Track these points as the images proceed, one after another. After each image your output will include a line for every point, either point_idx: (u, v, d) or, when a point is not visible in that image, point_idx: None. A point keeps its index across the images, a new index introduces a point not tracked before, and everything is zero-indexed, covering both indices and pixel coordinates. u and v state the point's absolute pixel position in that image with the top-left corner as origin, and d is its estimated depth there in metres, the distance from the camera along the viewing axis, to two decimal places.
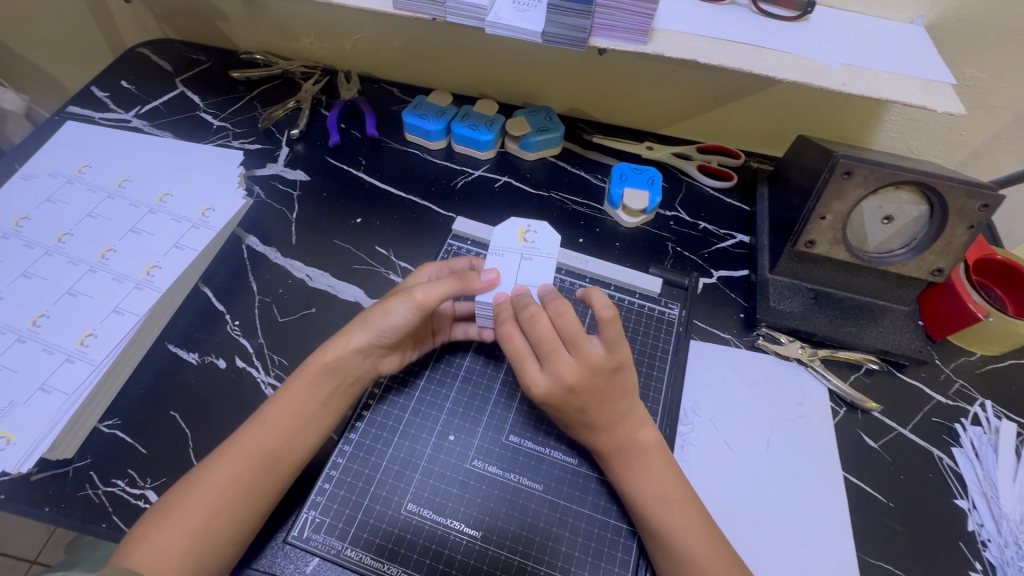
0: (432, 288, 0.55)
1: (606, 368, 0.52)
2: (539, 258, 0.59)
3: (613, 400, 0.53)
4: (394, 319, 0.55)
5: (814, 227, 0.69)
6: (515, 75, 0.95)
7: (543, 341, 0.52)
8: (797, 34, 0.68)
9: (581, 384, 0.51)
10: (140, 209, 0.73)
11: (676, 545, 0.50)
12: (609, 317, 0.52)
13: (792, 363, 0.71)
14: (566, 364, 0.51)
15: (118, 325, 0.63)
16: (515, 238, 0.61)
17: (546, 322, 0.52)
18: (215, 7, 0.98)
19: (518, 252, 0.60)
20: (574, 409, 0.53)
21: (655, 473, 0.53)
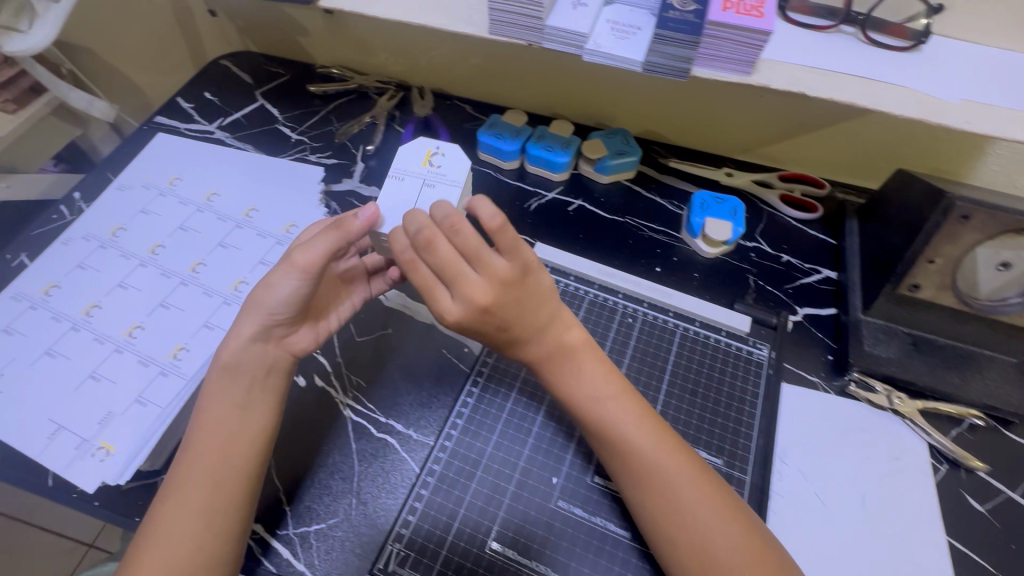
0: (308, 249, 0.55)
1: (514, 275, 0.50)
2: (442, 184, 0.58)
3: (532, 309, 0.51)
4: (280, 291, 0.56)
5: (920, 270, 0.65)
6: (591, 96, 0.93)
7: (452, 265, 0.49)
8: (911, 66, 0.64)
9: (498, 303, 0.49)
10: (227, 223, 0.74)
11: (641, 466, 0.51)
12: (500, 226, 0.47)
13: (887, 413, 0.67)
14: (474, 285, 0.49)
15: (208, 340, 0.64)
16: (419, 160, 0.60)
17: (446, 244, 0.49)
18: (297, 23, 1.00)
19: (421, 177, 0.59)
20: (496, 328, 0.51)
21: (596, 380, 0.54)
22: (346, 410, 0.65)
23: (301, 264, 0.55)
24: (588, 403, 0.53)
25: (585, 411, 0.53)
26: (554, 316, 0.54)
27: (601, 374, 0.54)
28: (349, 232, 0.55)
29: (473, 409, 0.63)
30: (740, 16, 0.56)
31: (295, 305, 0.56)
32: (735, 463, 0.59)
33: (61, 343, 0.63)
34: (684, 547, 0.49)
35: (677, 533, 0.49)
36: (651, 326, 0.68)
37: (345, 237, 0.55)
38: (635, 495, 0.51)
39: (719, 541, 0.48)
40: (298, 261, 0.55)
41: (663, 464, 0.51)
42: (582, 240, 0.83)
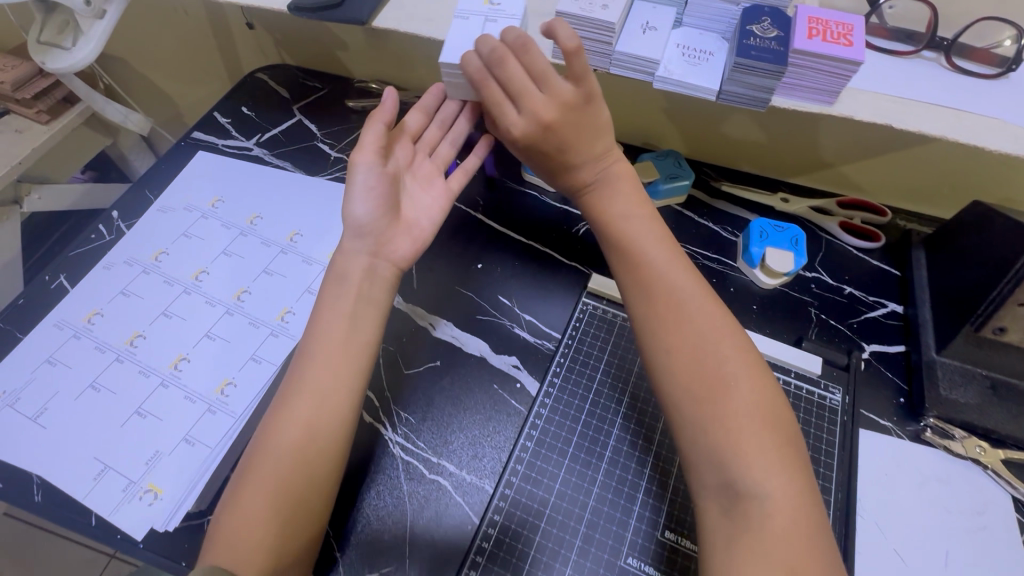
0: (369, 134, 0.61)
1: (579, 102, 0.57)
2: (503, 17, 0.58)
3: (591, 136, 0.60)
4: (355, 179, 0.60)
5: (1008, 313, 0.61)
6: (639, 115, 0.90)
7: (520, 76, 0.56)
8: (1003, 96, 0.60)
9: (557, 121, 0.58)
10: (271, 248, 0.72)
11: (670, 301, 0.54)
12: (575, 49, 0.52)
13: (966, 462, 0.63)
14: (542, 106, 0.57)
15: (256, 375, 0.61)
16: (480, 1, 0.61)
17: (516, 64, 0.55)
18: (337, 37, 0.98)
19: (484, 15, 0.59)
20: (554, 148, 0.60)
21: (634, 221, 0.60)
22: (396, 449, 0.63)
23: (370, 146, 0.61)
24: (625, 228, 0.59)
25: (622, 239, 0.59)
26: (607, 150, 0.62)
27: (637, 218, 0.60)
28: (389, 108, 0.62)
29: (532, 454, 0.61)
30: (827, 44, 0.52)
31: (371, 197, 0.60)
32: None
33: (105, 375, 0.61)
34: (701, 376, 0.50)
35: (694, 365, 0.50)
36: None
37: (390, 114, 0.62)
38: (655, 320, 0.54)
39: (736, 382, 0.49)
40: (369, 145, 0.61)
41: (691, 306, 0.53)
42: None
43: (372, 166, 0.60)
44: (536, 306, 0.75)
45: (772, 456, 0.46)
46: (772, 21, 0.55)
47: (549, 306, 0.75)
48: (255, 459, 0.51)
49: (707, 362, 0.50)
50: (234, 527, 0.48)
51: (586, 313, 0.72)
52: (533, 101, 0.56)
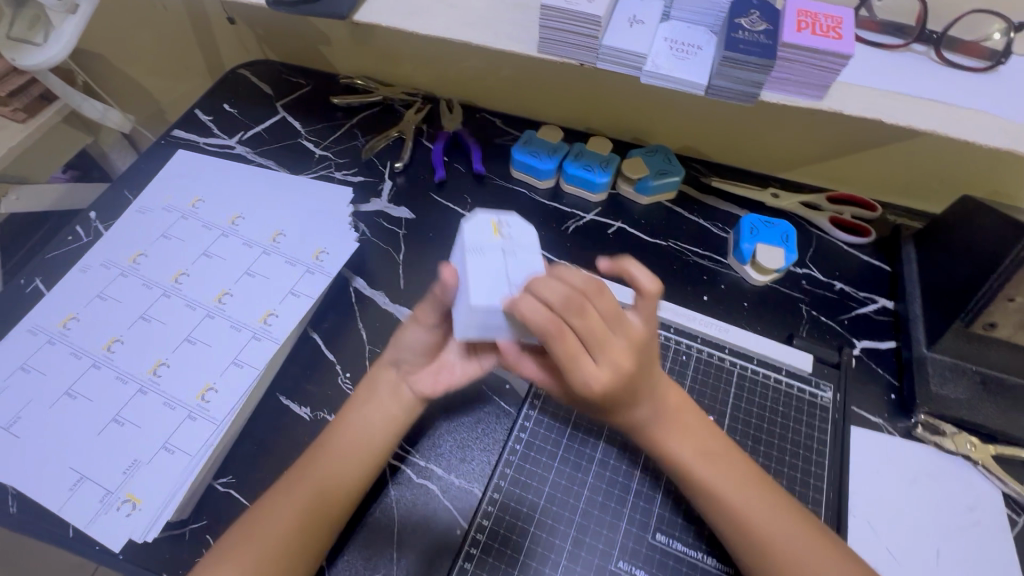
0: (426, 309, 0.56)
1: (643, 339, 0.51)
2: (519, 260, 0.50)
3: (647, 377, 0.52)
4: (409, 337, 0.58)
5: (998, 309, 0.61)
6: (629, 111, 0.89)
7: (592, 294, 0.48)
8: (990, 92, 0.59)
9: (614, 345, 0.49)
10: (254, 249, 0.70)
11: (689, 439, 0.55)
12: (653, 289, 0.50)
13: (956, 458, 0.63)
14: (605, 337, 0.48)
15: (238, 380, 0.60)
16: (487, 233, 0.51)
17: (571, 343, 0.46)
18: (320, 31, 0.96)
19: (499, 246, 0.51)
20: (627, 396, 0.51)
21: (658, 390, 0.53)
22: None
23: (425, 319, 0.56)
24: (640, 405, 0.52)
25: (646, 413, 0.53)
26: (658, 383, 0.55)
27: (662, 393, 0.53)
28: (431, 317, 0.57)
29: (521, 458, 0.60)
30: (817, 38, 0.52)
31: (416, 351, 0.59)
32: None
33: (81, 382, 0.59)
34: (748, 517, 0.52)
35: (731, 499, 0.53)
36: (706, 363, 0.64)
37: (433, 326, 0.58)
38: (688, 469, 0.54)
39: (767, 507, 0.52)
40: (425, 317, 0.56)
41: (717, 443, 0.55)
42: None
43: (432, 333, 0.57)
44: None
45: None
46: (761, 14, 0.54)
47: None
48: (289, 484, 0.55)
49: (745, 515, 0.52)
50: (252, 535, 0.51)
51: None
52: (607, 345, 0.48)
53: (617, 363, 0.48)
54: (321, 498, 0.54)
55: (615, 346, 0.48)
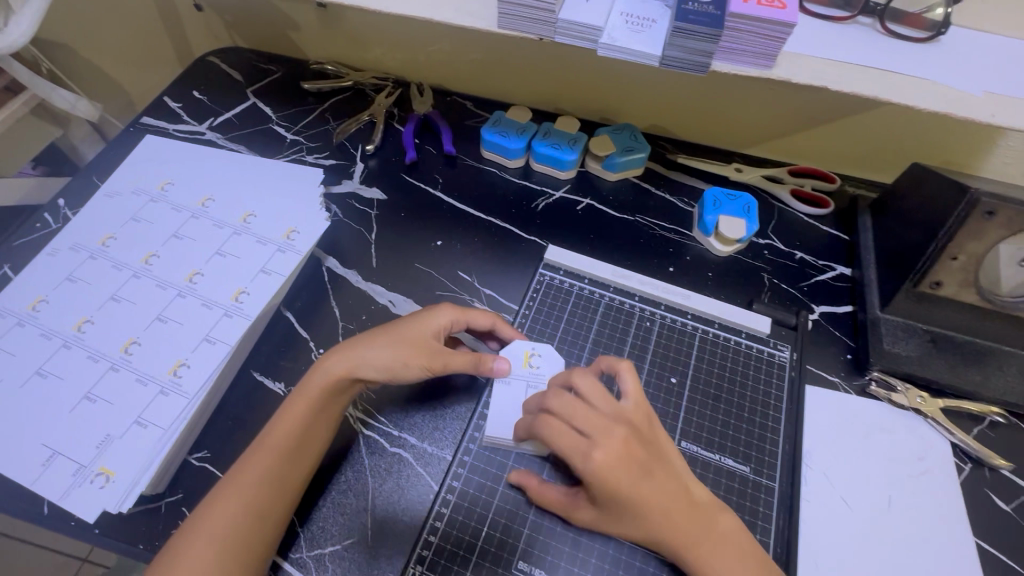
0: (451, 361, 0.60)
1: (644, 432, 0.50)
2: (547, 386, 0.61)
3: (663, 471, 0.49)
4: (409, 373, 0.60)
5: (943, 269, 0.64)
6: (596, 91, 0.90)
7: (585, 449, 0.47)
8: (931, 59, 0.62)
9: (613, 464, 0.47)
10: (224, 230, 0.71)
11: (688, 534, 0.49)
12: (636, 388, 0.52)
13: (908, 412, 0.66)
14: (598, 449, 0.47)
15: (210, 355, 0.61)
16: (518, 362, 0.62)
17: (562, 426, 0.49)
18: (288, 16, 0.96)
19: (523, 377, 0.61)
20: (635, 489, 0.48)
21: (655, 484, 0.48)
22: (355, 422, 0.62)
23: (438, 370, 0.60)
24: (637, 502, 0.48)
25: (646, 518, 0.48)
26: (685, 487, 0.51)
27: (661, 479, 0.48)
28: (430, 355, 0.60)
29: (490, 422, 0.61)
30: (762, 8, 0.54)
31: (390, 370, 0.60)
32: (762, 471, 0.58)
33: (52, 362, 0.60)
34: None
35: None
36: (670, 329, 0.66)
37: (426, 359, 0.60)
38: (685, 558, 0.49)
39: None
40: (437, 364, 0.60)
41: (707, 523, 0.50)
42: (592, 240, 0.81)
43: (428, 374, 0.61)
44: (496, 280, 0.76)
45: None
46: None
47: (509, 279, 0.76)
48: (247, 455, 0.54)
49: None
50: (220, 508, 0.51)
51: (544, 285, 0.71)
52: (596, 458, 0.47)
53: (613, 470, 0.47)
54: (282, 463, 0.53)
55: (603, 449, 0.47)
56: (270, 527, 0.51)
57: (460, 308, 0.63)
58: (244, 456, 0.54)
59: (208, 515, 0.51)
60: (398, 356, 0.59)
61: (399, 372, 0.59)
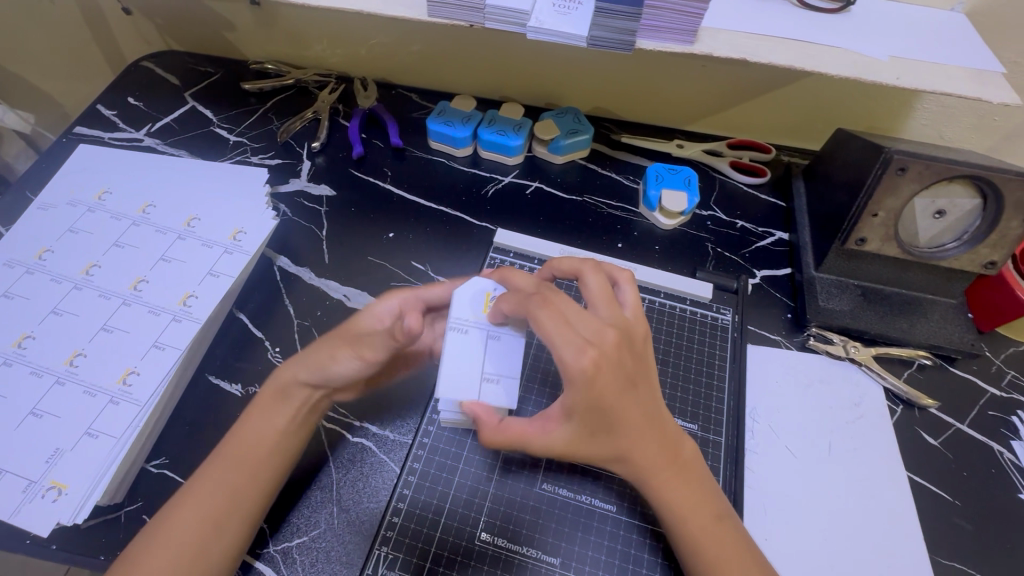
0: (373, 343, 0.57)
1: (639, 338, 0.52)
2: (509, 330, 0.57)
3: (651, 387, 0.52)
4: (340, 367, 0.58)
5: (866, 225, 0.68)
6: (538, 77, 0.92)
7: (599, 369, 0.47)
8: (843, 28, 0.65)
9: (614, 382, 0.48)
10: (167, 235, 0.70)
11: (656, 455, 0.52)
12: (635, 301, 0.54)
13: (845, 362, 0.71)
14: (605, 370, 0.47)
15: (160, 361, 0.60)
16: (478, 308, 0.58)
17: (579, 339, 0.48)
18: (222, 17, 0.94)
19: (482, 327, 0.57)
20: (627, 386, 0.49)
21: (638, 399, 0.51)
22: None
23: (362, 356, 0.58)
24: (620, 420, 0.50)
25: (625, 434, 0.51)
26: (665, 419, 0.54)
27: (642, 394, 0.51)
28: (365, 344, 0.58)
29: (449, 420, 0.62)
30: None
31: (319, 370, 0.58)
32: (710, 427, 0.61)
33: None
34: (689, 515, 0.51)
35: (682, 499, 0.52)
36: None
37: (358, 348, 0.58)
38: (650, 477, 0.52)
39: (696, 499, 0.52)
40: (361, 348, 0.58)
41: (671, 446, 0.53)
42: (542, 222, 0.83)
43: (363, 366, 0.58)
44: (450, 267, 0.77)
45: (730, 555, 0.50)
46: None
47: (462, 266, 0.77)
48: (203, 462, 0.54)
49: (681, 508, 0.51)
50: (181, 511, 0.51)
51: (495, 267, 0.74)
52: (605, 377, 0.48)
53: (614, 385, 0.48)
54: (240, 461, 0.54)
55: (607, 371, 0.48)
56: (230, 524, 0.51)
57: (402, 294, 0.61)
58: (206, 463, 0.55)
59: (168, 518, 0.51)
60: (330, 351, 0.58)
61: (328, 366, 0.57)
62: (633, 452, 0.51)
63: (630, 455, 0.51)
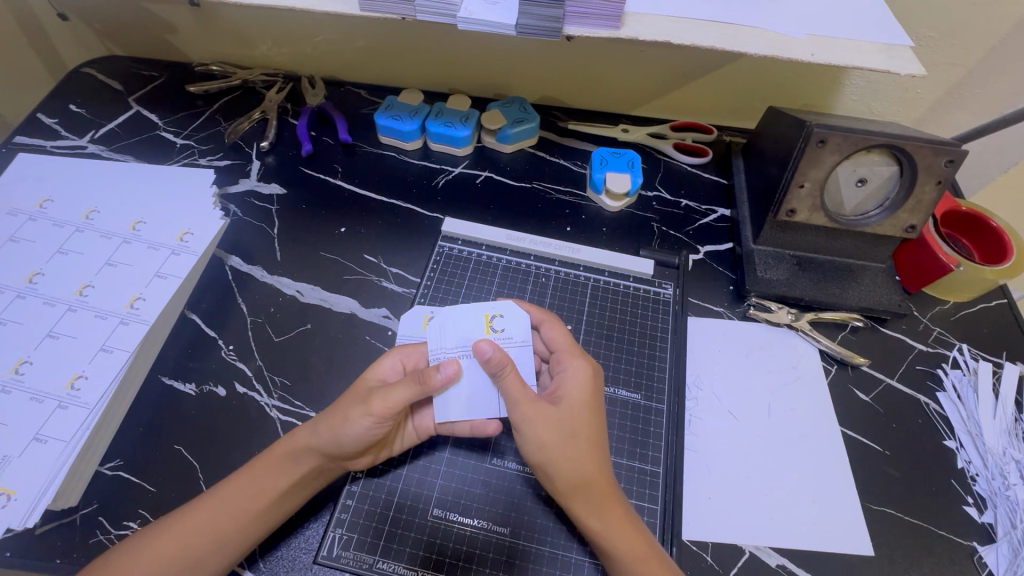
0: (390, 396, 0.52)
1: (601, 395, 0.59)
2: (517, 349, 0.59)
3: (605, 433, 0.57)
4: (353, 429, 0.53)
5: (794, 196, 0.71)
6: (484, 69, 0.93)
7: (527, 406, 0.54)
8: (762, 8, 0.68)
9: (549, 422, 0.54)
10: (112, 239, 0.70)
11: (594, 501, 0.53)
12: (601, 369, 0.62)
13: (783, 328, 0.74)
14: (535, 408, 0.54)
15: (108, 364, 0.61)
16: (482, 331, 0.59)
17: (517, 379, 0.55)
18: (162, 19, 0.93)
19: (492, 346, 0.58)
20: (588, 419, 0.55)
21: (579, 445, 0.54)
22: (274, 411, 0.64)
23: (379, 409, 0.52)
24: (556, 460, 0.53)
25: (564, 474, 0.53)
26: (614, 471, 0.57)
27: (584, 440, 0.54)
28: (375, 399, 0.52)
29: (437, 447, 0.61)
30: None
31: (333, 436, 0.53)
32: (652, 395, 0.67)
33: None
34: (622, 554, 0.52)
35: (619, 541, 0.52)
36: (563, 281, 0.75)
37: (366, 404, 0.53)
38: (588, 521, 0.53)
39: (634, 541, 0.52)
40: (375, 403, 0.52)
41: (613, 492, 0.54)
42: (493, 211, 0.85)
43: (379, 423, 0.53)
44: (402, 259, 0.78)
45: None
46: None
47: (414, 257, 0.78)
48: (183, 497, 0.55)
49: (616, 543, 0.52)
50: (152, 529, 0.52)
51: (444, 255, 0.77)
52: (537, 414, 0.54)
53: (549, 425, 0.53)
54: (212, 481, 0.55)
55: (543, 411, 0.54)
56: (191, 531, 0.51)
57: (402, 351, 0.59)
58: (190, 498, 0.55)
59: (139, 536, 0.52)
60: (339, 414, 0.53)
61: (341, 430, 0.53)
62: (574, 494, 0.53)
63: (569, 496, 0.53)
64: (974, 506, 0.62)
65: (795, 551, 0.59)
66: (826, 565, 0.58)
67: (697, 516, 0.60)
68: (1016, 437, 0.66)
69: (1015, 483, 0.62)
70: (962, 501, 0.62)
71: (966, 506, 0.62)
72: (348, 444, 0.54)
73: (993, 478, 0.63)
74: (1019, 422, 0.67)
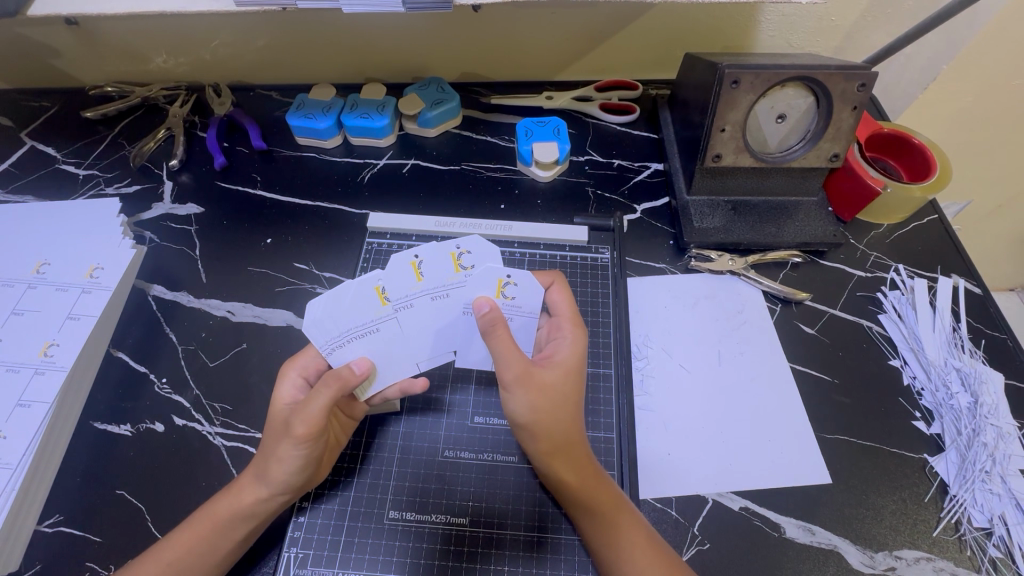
0: (308, 414, 0.50)
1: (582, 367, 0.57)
2: (523, 319, 0.55)
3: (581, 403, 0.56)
4: (291, 462, 0.51)
5: (717, 141, 0.70)
6: (394, 53, 0.89)
7: (517, 369, 0.51)
8: None
9: (539, 385, 0.52)
10: (17, 286, 0.68)
11: (573, 463, 0.53)
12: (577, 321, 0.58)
13: (725, 275, 0.74)
14: (525, 372, 0.52)
15: (28, 418, 0.59)
16: (412, 280, 0.52)
17: (509, 340, 0.51)
18: (41, 43, 0.87)
19: (426, 294, 0.53)
20: (574, 387, 0.54)
21: (566, 408, 0.53)
22: (217, 439, 0.62)
23: (303, 434, 0.50)
24: (542, 420, 0.52)
25: (552, 434, 0.52)
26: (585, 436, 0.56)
27: (571, 405, 0.54)
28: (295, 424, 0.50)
29: (387, 449, 0.60)
30: None
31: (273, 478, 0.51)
32: (599, 361, 0.67)
33: None
34: (597, 505, 0.52)
35: (593, 498, 0.52)
36: (501, 262, 0.74)
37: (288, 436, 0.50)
38: (567, 481, 0.53)
39: (608, 495, 0.53)
40: (297, 429, 0.50)
41: (583, 450, 0.54)
42: (424, 199, 0.82)
43: (311, 444, 0.51)
44: (334, 261, 0.75)
45: (627, 538, 0.51)
46: None
47: (346, 258, 0.76)
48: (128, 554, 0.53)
49: (589, 499, 0.52)
50: None
51: (373, 252, 0.75)
52: (528, 379, 0.52)
53: (539, 387, 0.52)
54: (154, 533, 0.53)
55: (534, 374, 0.52)
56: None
57: (297, 364, 0.55)
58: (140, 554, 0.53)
59: None
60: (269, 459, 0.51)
61: (279, 469, 0.51)
62: (555, 453, 0.53)
63: (550, 458, 0.53)
64: (922, 420, 0.64)
65: (756, 493, 0.59)
66: (788, 499, 0.59)
67: (657, 474, 0.60)
68: (955, 346, 0.68)
69: (958, 392, 0.64)
70: (911, 416, 0.64)
71: (915, 421, 0.64)
72: (296, 473, 0.52)
73: (938, 390, 0.64)
74: (956, 331, 0.69)
